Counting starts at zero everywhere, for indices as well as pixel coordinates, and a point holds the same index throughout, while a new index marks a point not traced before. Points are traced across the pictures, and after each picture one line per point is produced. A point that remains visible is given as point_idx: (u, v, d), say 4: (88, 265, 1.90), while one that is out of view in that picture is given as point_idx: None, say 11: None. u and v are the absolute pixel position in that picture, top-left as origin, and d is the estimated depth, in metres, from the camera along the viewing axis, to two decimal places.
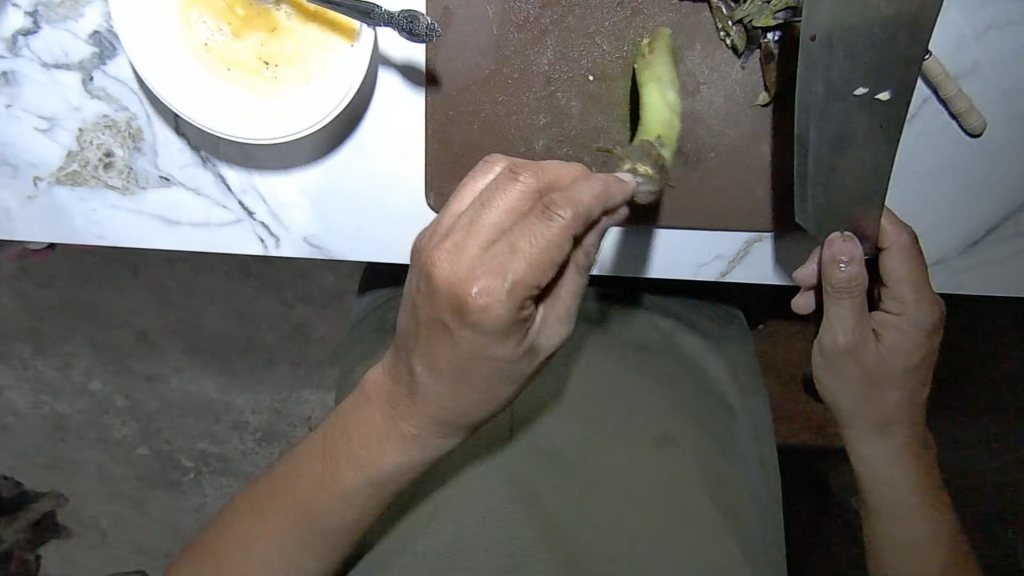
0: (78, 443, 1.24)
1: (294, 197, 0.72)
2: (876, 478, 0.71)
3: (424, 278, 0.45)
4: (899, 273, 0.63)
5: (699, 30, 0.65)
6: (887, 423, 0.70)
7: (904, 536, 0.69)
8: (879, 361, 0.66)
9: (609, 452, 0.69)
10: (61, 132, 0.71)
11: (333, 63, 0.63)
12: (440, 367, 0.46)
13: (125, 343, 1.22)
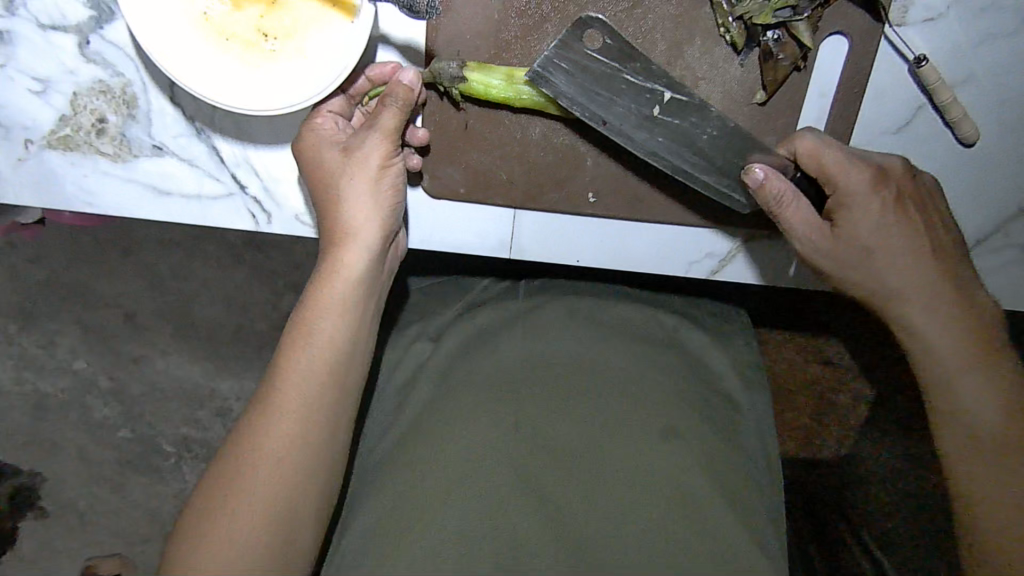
0: (53, 424, 1.17)
1: (287, 173, 0.72)
2: (932, 352, 0.63)
3: (305, 147, 0.65)
4: (841, 166, 0.61)
5: (699, 24, 0.64)
6: (910, 315, 0.63)
7: (954, 397, 0.62)
8: (870, 235, 0.61)
9: (607, 442, 0.67)
10: (54, 94, 0.70)
11: (331, 39, 0.63)
12: (334, 214, 0.62)
13: (112, 323, 1.18)
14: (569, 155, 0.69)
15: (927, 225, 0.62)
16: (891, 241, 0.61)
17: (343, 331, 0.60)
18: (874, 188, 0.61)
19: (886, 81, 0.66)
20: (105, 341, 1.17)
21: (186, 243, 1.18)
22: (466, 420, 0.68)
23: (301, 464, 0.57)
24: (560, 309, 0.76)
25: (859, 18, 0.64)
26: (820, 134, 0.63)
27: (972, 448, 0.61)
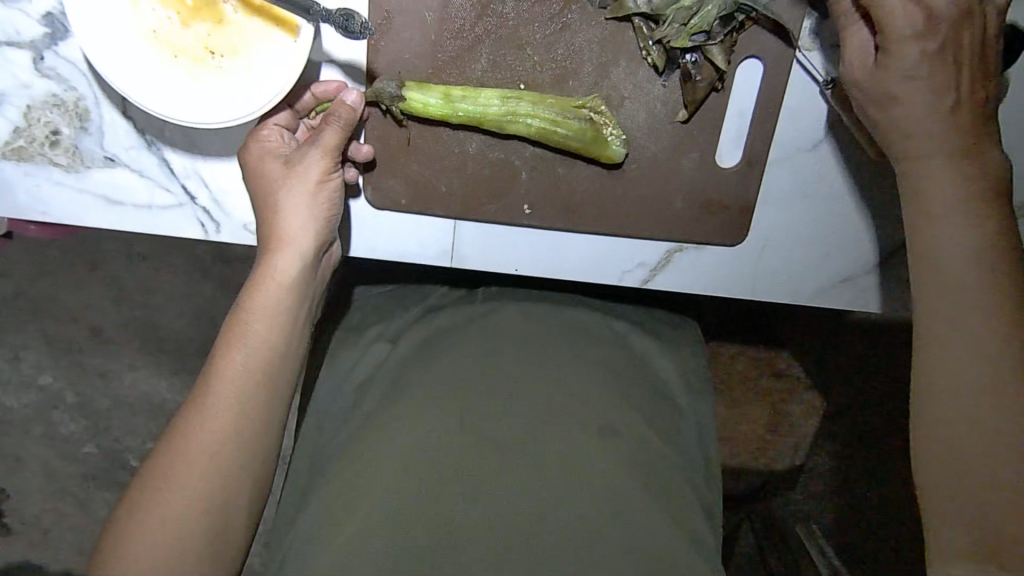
0: (17, 440, 1.18)
1: (235, 184, 0.75)
2: (927, 180, 0.57)
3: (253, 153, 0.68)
4: (893, 4, 0.53)
5: (624, 47, 0.68)
6: (939, 220, 0.56)
7: (940, 261, 0.56)
8: (917, 108, 0.56)
9: (552, 439, 0.70)
10: (8, 107, 0.73)
11: (274, 57, 0.66)
12: (275, 222, 0.65)
13: (77, 337, 1.18)
14: (505, 170, 0.73)
15: (957, 119, 0.56)
16: (919, 125, 0.56)
17: (277, 337, 0.63)
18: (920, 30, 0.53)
19: (799, 101, 0.71)
20: (72, 356, 1.18)
21: (149, 258, 1.19)
22: (417, 420, 0.71)
23: (237, 457, 0.59)
24: (512, 315, 0.80)
25: (771, 43, 0.68)
26: None
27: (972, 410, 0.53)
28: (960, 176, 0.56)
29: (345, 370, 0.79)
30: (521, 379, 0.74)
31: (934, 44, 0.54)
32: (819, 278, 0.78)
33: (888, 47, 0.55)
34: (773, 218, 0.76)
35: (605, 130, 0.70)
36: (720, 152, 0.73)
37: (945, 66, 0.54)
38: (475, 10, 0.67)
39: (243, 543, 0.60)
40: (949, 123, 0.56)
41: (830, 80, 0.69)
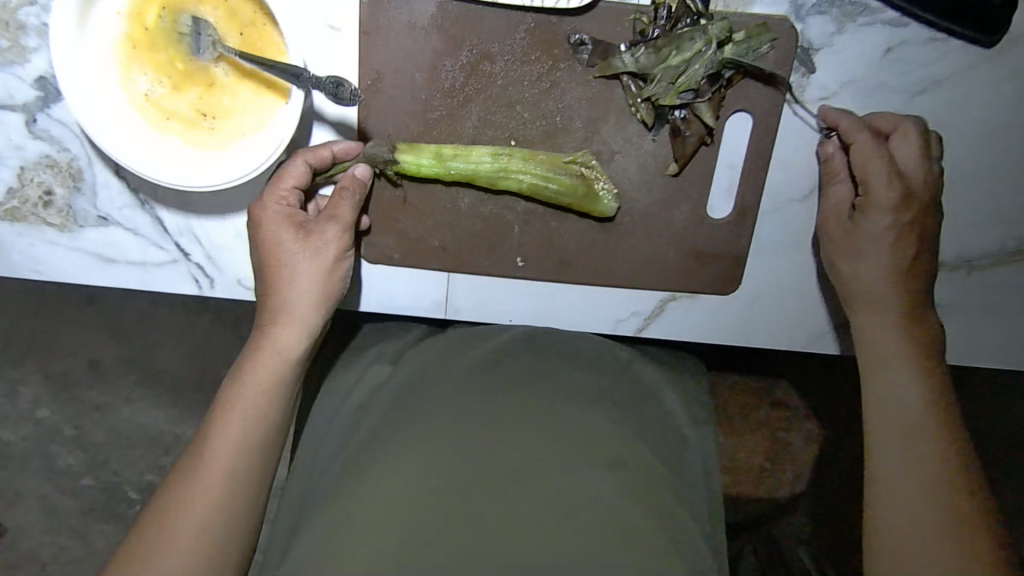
0: (15, 473, 1.18)
1: (228, 241, 0.75)
2: (873, 347, 0.67)
3: (261, 214, 0.66)
4: (848, 127, 0.67)
5: (613, 104, 0.68)
6: (875, 345, 0.67)
7: (888, 402, 0.64)
8: (869, 262, 0.68)
9: (552, 470, 0.67)
10: (2, 169, 0.73)
11: (267, 120, 0.67)
12: (286, 294, 0.65)
13: (75, 370, 1.17)
14: (498, 224, 0.73)
15: (896, 266, 0.67)
16: (866, 270, 0.68)
17: (272, 406, 0.63)
18: (865, 204, 0.67)
19: (789, 153, 0.72)
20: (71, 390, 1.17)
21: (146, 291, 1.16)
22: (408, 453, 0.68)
23: (224, 530, 0.58)
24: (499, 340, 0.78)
25: (759, 98, 0.68)
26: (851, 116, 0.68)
27: (889, 484, 0.61)
28: (899, 285, 0.67)
29: (331, 411, 0.78)
30: (515, 416, 0.71)
31: (886, 191, 0.66)
32: (812, 323, 0.78)
33: (861, 162, 0.67)
34: (764, 267, 0.76)
35: (596, 183, 0.70)
36: (711, 205, 0.74)
37: (892, 212, 0.66)
38: (466, 70, 0.67)
39: None
40: (889, 251, 0.67)
41: (830, 127, 0.69)
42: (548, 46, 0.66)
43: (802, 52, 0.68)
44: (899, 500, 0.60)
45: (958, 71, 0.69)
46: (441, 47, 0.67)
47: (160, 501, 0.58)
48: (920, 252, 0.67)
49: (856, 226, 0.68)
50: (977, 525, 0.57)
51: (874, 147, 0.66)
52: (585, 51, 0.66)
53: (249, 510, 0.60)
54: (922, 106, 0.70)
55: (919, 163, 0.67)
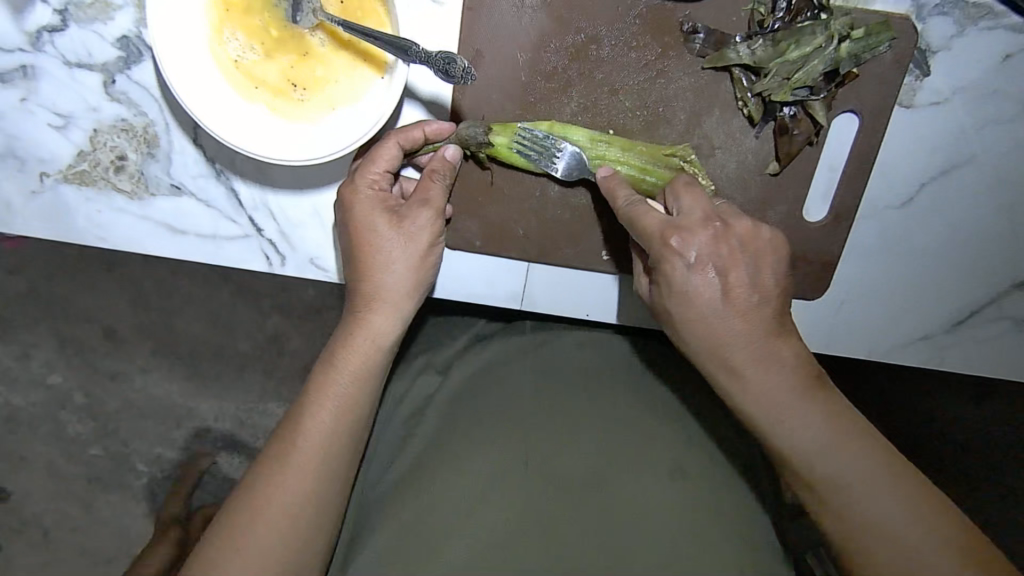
0: (23, 438, 1.18)
1: (305, 218, 0.73)
2: (749, 404, 0.59)
3: (352, 197, 0.64)
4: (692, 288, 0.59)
5: (718, 97, 0.66)
6: (736, 365, 0.59)
7: (808, 456, 0.57)
8: (704, 304, 0.59)
9: (629, 481, 0.64)
10: (75, 130, 0.70)
11: (361, 94, 0.64)
12: (379, 279, 0.64)
13: (90, 338, 1.15)
14: (584, 215, 0.71)
15: (729, 297, 0.59)
16: (716, 330, 0.59)
17: (363, 392, 0.62)
18: (680, 245, 0.58)
19: (892, 158, 0.69)
20: (81, 358, 1.15)
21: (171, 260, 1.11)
22: (480, 450, 0.64)
23: (313, 515, 0.57)
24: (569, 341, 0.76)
25: (870, 99, 0.66)
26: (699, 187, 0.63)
27: (824, 487, 0.56)
28: (760, 324, 0.59)
29: (397, 396, 0.74)
30: (561, 408, 0.68)
31: (701, 234, 0.59)
32: (895, 335, 0.76)
33: (635, 223, 0.61)
34: (853, 273, 0.74)
35: (693, 177, 0.67)
36: (807, 206, 0.71)
37: (712, 242, 0.59)
38: (569, 54, 0.65)
39: None
40: (734, 310, 0.59)
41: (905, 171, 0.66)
42: (658, 33, 0.64)
43: (919, 54, 0.66)
44: (848, 502, 0.55)
45: None
46: (546, 27, 0.64)
47: (244, 487, 0.57)
48: (768, 287, 0.60)
49: (667, 279, 0.59)
50: (940, 505, 0.54)
51: (693, 219, 0.60)
52: (696, 40, 0.64)
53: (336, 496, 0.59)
54: None
55: (712, 219, 0.59)
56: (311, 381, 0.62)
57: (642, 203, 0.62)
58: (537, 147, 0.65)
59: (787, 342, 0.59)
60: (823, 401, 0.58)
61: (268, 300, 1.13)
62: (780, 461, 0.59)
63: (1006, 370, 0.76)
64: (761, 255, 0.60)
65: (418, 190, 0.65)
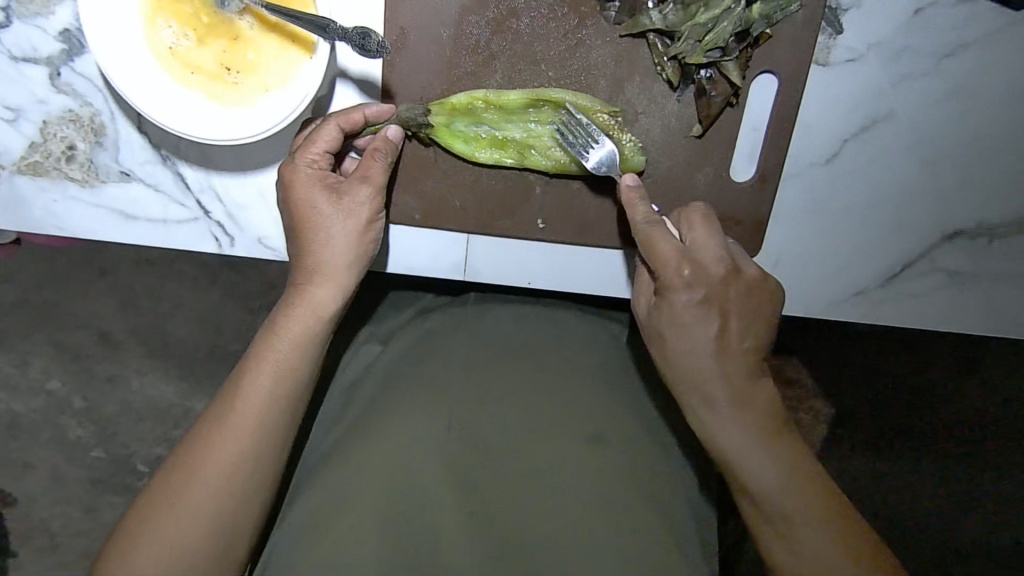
0: (26, 447, 1.22)
1: (250, 199, 0.75)
2: (715, 433, 0.60)
3: (290, 179, 0.64)
4: (687, 317, 0.59)
5: (638, 64, 0.68)
6: (713, 404, 0.59)
7: (760, 481, 0.58)
8: (696, 345, 0.59)
9: (556, 449, 0.67)
10: (25, 123, 0.73)
11: (290, 75, 0.67)
12: (320, 258, 0.64)
13: (86, 344, 1.21)
14: (519, 184, 0.72)
15: (722, 346, 0.59)
16: (700, 372, 0.60)
17: (302, 360, 0.63)
18: (688, 279, 0.59)
19: (812, 115, 0.71)
20: (79, 363, 1.21)
21: (158, 265, 1.20)
22: (417, 422, 0.66)
23: (250, 474, 0.60)
24: (510, 315, 0.78)
25: (784, 59, 0.68)
26: (710, 215, 0.64)
27: (781, 527, 0.58)
28: (742, 365, 0.60)
29: (343, 365, 0.76)
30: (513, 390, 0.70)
31: (714, 275, 0.60)
32: (831, 291, 0.78)
33: (651, 248, 0.61)
34: (785, 232, 0.75)
35: (618, 135, 0.69)
36: (734, 166, 0.72)
37: (722, 283, 0.60)
38: (491, 27, 0.67)
39: (246, 551, 0.62)
40: (722, 350, 0.59)
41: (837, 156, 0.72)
42: (574, 4, 0.66)
43: (830, 13, 0.68)
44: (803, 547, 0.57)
45: (986, 34, 0.69)
46: (467, 2, 0.67)
47: (184, 448, 0.60)
48: (759, 339, 0.61)
49: (670, 309, 0.60)
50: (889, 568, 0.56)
51: (706, 256, 0.61)
52: (611, 9, 0.66)
53: (274, 458, 0.62)
54: (948, 68, 0.70)
55: (725, 260, 0.61)
56: (251, 349, 0.63)
57: (660, 228, 0.61)
58: (573, 136, 0.68)
59: (762, 389, 0.60)
60: (789, 448, 0.59)
61: (259, 299, 1.21)
62: (741, 493, 0.60)
63: (944, 323, 0.78)
64: (762, 308, 0.61)
65: (359, 168, 0.66)
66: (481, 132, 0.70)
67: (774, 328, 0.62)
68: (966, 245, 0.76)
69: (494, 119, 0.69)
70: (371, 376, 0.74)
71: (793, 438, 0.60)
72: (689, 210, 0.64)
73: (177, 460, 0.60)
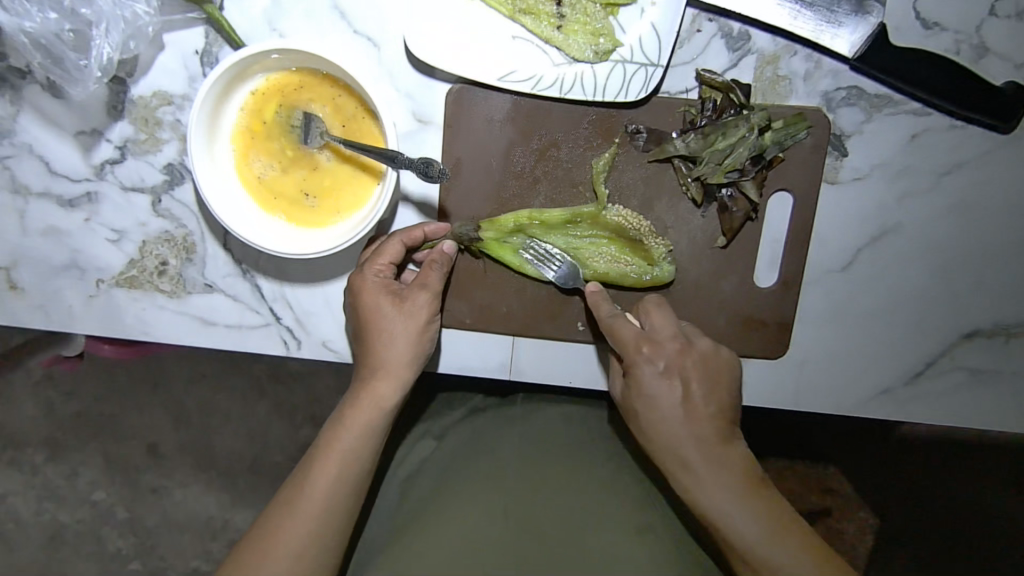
0: (66, 557, 1.35)
1: (317, 307, 0.84)
2: (695, 495, 0.68)
3: (358, 288, 0.73)
4: (656, 390, 0.67)
5: (665, 184, 0.77)
6: (688, 461, 0.67)
7: (739, 531, 0.66)
8: (667, 412, 0.67)
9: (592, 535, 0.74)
10: (127, 243, 0.83)
11: (361, 201, 0.77)
12: (382, 356, 0.71)
13: (138, 455, 1.31)
14: (561, 291, 0.80)
15: (689, 410, 0.67)
16: (675, 435, 0.67)
17: (365, 449, 0.70)
18: (650, 355, 0.68)
19: (826, 227, 0.78)
20: (127, 474, 1.32)
21: (210, 377, 1.28)
22: (466, 508, 0.74)
23: (316, 554, 0.66)
24: (555, 414, 0.84)
25: (797, 179, 0.76)
26: (664, 304, 0.72)
27: (760, 567, 0.65)
28: (710, 428, 0.68)
29: (400, 457, 0.84)
30: (548, 490, 0.77)
31: (671, 350, 0.68)
32: (859, 390, 0.82)
33: (615, 334, 0.69)
34: (810, 333, 0.81)
35: (647, 241, 0.77)
36: (757, 273, 0.79)
37: (679, 355, 0.68)
38: (534, 156, 0.77)
39: None
40: (689, 414, 0.67)
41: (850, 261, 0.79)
42: (607, 135, 0.76)
43: (835, 138, 0.76)
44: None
45: (980, 153, 0.77)
46: (514, 136, 0.77)
47: (257, 532, 0.66)
48: (721, 403, 0.68)
49: (638, 383, 0.68)
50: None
51: (664, 336, 0.69)
52: (640, 138, 0.76)
53: (336, 537, 0.68)
54: (949, 185, 0.77)
55: (679, 336, 0.69)
56: (319, 439, 0.70)
57: (622, 317, 0.70)
58: (541, 258, 0.78)
59: (731, 446, 0.68)
60: (762, 499, 0.67)
61: (303, 410, 1.27)
62: (728, 548, 0.67)
63: (971, 419, 0.82)
64: (718, 376, 0.69)
65: (418, 277, 0.73)
66: (527, 246, 0.78)
67: (735, 394, 0.70)
68: (984, 343, 0.81)
69: (538, 234, 0.78)
70: (424, 471, 0.80)
71: (766, 490, 0.68)
72: (644, 301, 0.72)
73: (250, 542, 0.65)
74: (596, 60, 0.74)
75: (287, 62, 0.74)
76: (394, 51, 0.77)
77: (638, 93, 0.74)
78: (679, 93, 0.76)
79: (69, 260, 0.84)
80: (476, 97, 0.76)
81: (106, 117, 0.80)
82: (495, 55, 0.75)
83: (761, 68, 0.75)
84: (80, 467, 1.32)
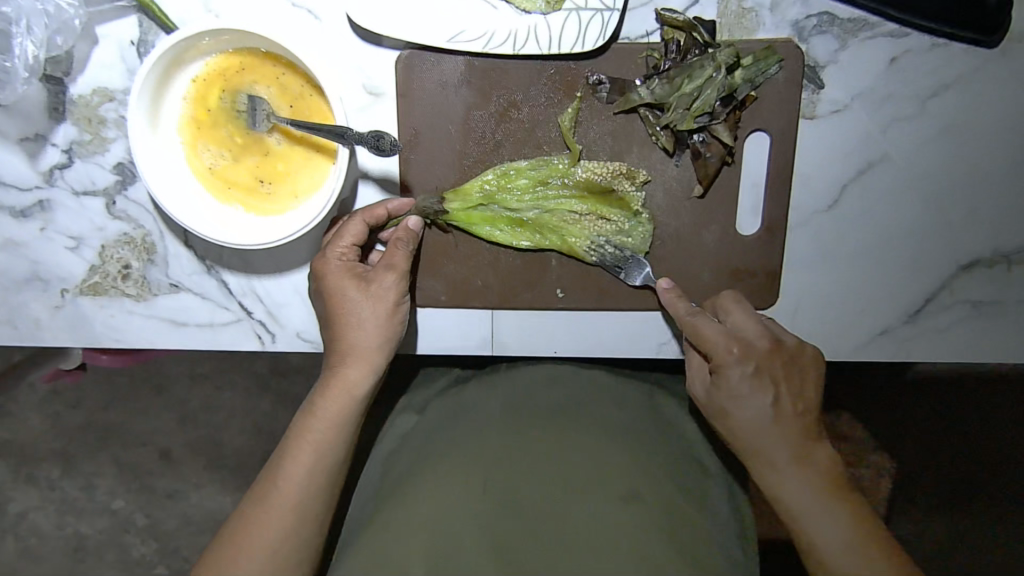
0: (91, 566, 1.33)
1: (289, 297, 0.81)
2: (779, 492, 0.66)
3: (321, 279, 0.70)
4: (741, 389, 0.66)
5: (634, 136, 0.73)
6: (774, 460, 0.66)
7: (821, 540, 0.64)
8: (755, 414, 0.66)
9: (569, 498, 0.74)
10: (86, 249, 0.80)
11: (318, 182, 0.74)
12: (347, 348, 0.69)
13: (146, 461, 1.29)
14: (537, 260, 0.76)
15: (779, 411, 0.66)
16: (764, 437, 0.66)
17: (338, 438, 0.68)
18: (739, 355, 0.65)
19: (808, 166, 0.74)
20: (139, 480, 1.30)
21: (208, 379, 1.27)
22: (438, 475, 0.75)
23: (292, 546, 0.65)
24: (537, 371, 0.83)
25: (773, 118, 0.72)
26: (737, 294, 0.71)
27: None
28: (798, 428, 0.66)
29: (382, 435, 0.83)
30: (540, 467, 0.76)
31: (761, 349, 0.66)
32: (858, 333, 0.78)
33: (699, 336, 0.67)
34: (800, 279, 0.77)
35: (618, 185, 0.74)
36: (739, 222, 0.76)
37: (770, 355, 0.66)
38: (495, 118, 0.73)
39: None
40: (783, 414, 0.66)
41: (836, 199, 0.75)
42: (568, 88, 0.72)
43: (809, 70, 0.72)
44: None
45: (965, 72, 0.72)
46: (472, 99, 0.73)
47: (232, 529, 0.65)
48: (808, 402, 0.67)
49: (726, 383, 0.66)
50: None
51: (750, 334, 0.67)
52: (603, 89, 0.72)
53: (312, 530, 0.67)
54: (934, 109, 0.73)
55: (766, 334, 0.67)
56: (291, 432, 0.68)
57: (703, 317, 0.68)
58: None
59: (820, 445, 0.66)
60: (846, 504, 0.64)
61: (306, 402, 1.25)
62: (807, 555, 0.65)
63: (976, 353, 0.78)
64: (807, 373, 0.67)
65: (383, 256, 0.70)
66: (498, 214, 0.74)
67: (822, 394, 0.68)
68: (985, 275, 0.77)
69: (507, 201, 0.74)
70: (406, 449, 0.80)
71: (854, 496, 0.65)
72: (722, 298, 0.70)
73: (225, 538, 0.65)
74: (548, 10, 0.69)
75: (223, 43, 0.71)
76: (336, 22, 0.73)
77: (595, 41, 0.70)
78: (640, 38, 0.72)
79: (30, 271, 0.81)
80: (426, 61, 0.72)
81: (48, 120, 0.77)
82: (442, 14, 0.70)
83: (724, 2, 0.71)
84: (93, 477, 1.31)
